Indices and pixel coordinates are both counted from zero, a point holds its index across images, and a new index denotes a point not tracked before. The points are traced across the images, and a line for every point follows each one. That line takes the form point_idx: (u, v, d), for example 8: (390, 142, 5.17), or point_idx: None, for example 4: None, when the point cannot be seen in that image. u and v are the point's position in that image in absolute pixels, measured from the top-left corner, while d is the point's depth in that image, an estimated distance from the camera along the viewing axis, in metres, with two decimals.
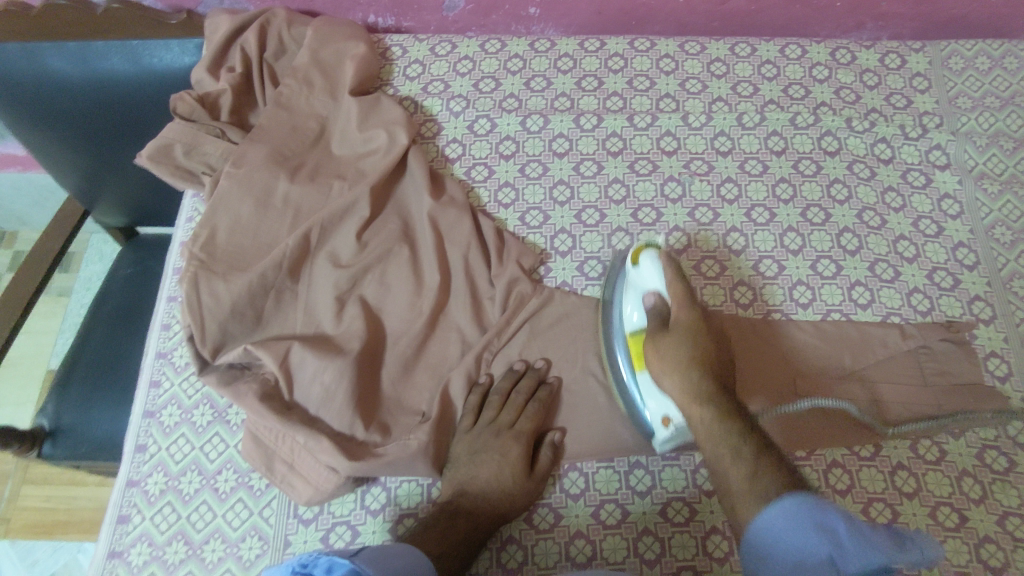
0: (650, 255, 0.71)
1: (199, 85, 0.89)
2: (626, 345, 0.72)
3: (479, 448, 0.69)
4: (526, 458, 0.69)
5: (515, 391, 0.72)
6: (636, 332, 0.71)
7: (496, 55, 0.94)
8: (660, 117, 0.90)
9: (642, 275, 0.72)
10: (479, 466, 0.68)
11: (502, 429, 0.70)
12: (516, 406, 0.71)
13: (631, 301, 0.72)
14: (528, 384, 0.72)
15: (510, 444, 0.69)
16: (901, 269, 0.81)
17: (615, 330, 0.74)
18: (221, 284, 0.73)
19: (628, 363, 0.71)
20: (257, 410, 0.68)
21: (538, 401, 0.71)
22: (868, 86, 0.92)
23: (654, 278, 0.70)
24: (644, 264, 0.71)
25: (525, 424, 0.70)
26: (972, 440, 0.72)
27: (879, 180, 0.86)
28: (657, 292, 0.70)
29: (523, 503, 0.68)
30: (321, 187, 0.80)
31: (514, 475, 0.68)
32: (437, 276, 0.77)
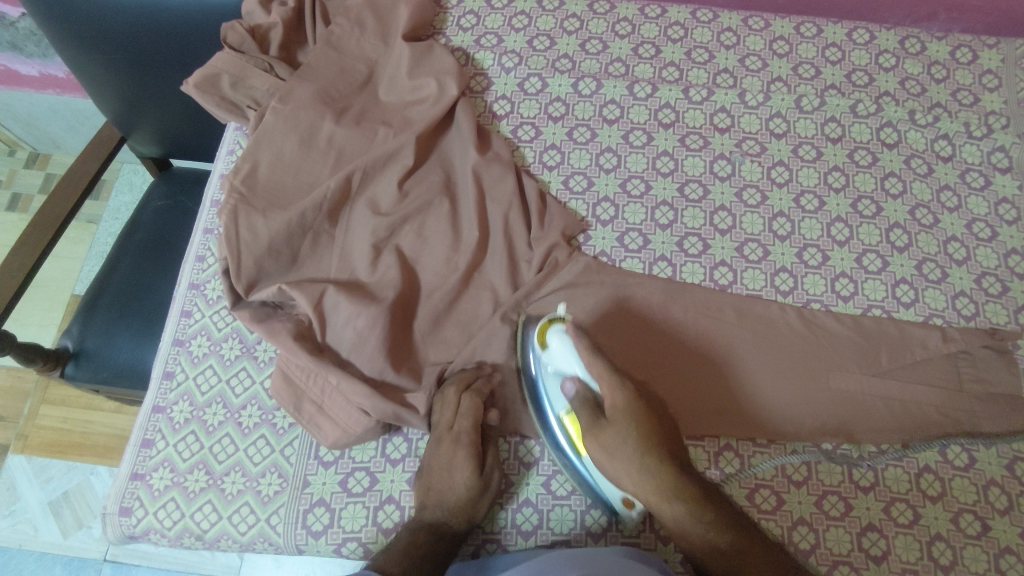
0: (558, 330, 0.69)
1: (249, 17, 0.87)
2: (562, 424, 0.68)
3: (430, 458, 0.66)
4: (473, 460, 0.65)
5: (446, 387, 0.68)
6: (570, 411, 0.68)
7: (553, 12, 0.92)
8: (717, 92, 0.87)
9: (554, 358, 0.68)
10: (432, 474, 0.66)
11: (442, 432, 0.66)
12: (453, 404, 0.67)
13: (551, 387, 0.69)
14: (463, 377, 0.69)
15: (455, 448, 0.65)
16: (949, 271, 0.79)
17: (542, 417, 0.69)
18: (260, 219, 0.72)
19: (569, 441, 0.68)
20: (289, 348, 0.68)
21: (472, 392, 0.68)
22: (935, 79, 0.89)
23: (566, 358, 0.67)
24: (554, 343, 0.68)
25: (463, 423, 0.66)
26: (1004, 451, 0.70)
27: (936, 178, 0.83)
28: (575, 373, 0.67)
29: (483, 505, 0.66)
30: (366, 131, 0.79)
31: (464, 480, 0.64)
32: (475, 233, 0.76)
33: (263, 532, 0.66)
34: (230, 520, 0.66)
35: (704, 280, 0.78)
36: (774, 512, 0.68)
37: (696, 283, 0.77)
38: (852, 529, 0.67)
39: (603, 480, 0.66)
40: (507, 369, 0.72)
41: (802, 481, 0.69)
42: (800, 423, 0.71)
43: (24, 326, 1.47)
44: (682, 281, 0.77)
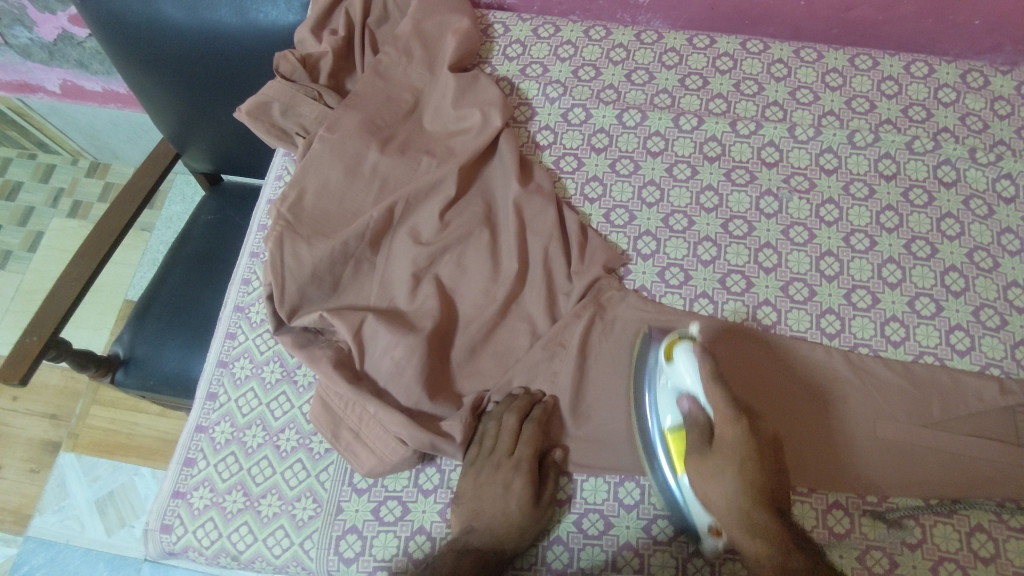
0: (685, 349, 0.67)
1: (302, 45, 0.89)
2: (666, 444, 0.67)
3: (482, 482, 0.66)
4: (531, 489, 0.66)
5: (506, 413, 0.69)
6: (676, 432, 0.66)
7: (599, 42, 0.91)
8: (765, 126, 0.85)
9: (677, 372, 0.67)
10: (482, 497, 0.66)
11: (501, 457, 0.67)
12: (512, 430, 0.68)
13: (665, 400, 0.67)
14: (522, 404, 0.70)
15: (512, 473, 0.66)
16: (1009, 318, 0.75)
17: (648, 429, 0.68)
18: (304, 246, 0.74)
19: (670, 463, 0.66)
20: (328, 375, 0.69)
21: (533, 421, 0.69)
22: (998, 116, 0.85)
23: (689, 376, 0.65)
24: (679, 360, 0.66)
25: (524, 450, 0.67)
26: None
27: (997, 220, 0.80)
28: (694, 395, 0.66)
29: (533, 534, 0.65)
30: (410, 161, 0.80)
31: (520, 506, 0.65)
32: (515, 264, 0.76)
33: (297, 556, 0.67)
34: (266, 543, 0.67)
35: (746, 319, 0.76)
36: None
37: (739, 323, 0.75)
38: None
39: (697, 508, 0.64)
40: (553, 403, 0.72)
41: (845, 534, 0.67)
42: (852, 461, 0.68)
43: (79, 329, 1.53)
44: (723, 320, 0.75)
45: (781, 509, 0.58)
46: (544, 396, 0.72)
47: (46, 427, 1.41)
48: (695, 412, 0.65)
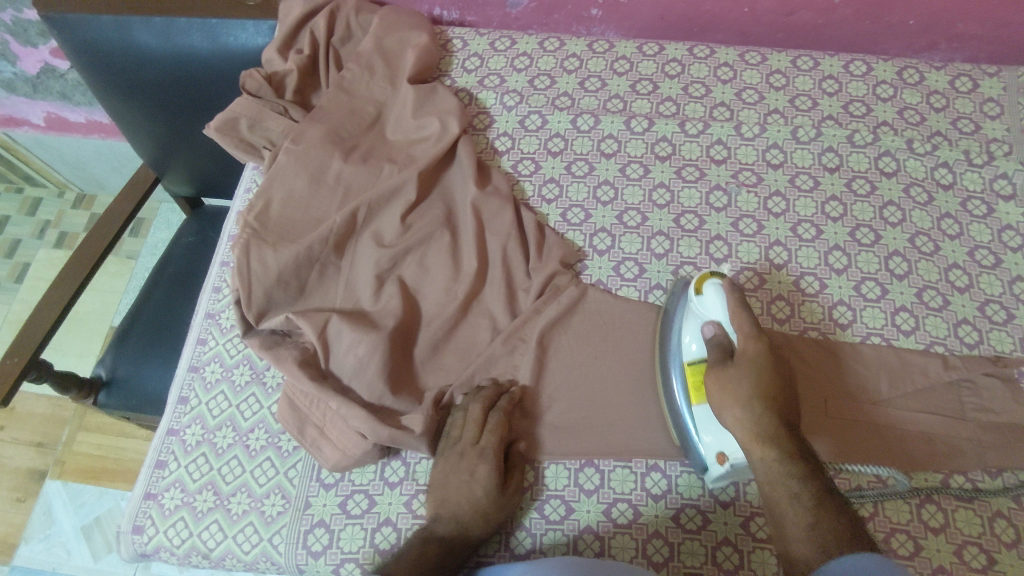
0: (715, 286, 0.70)
1: (269, 65, 0.94)
2: (683, 375, 0.70)
3: (450, 470, 0.68)
4: (498, 476, 0.67)
5: (472, 404, 0.71)
6: (696, 362, 0.69)
7: (554, 53, 0.96)
8: (712, 125, 0.89)
9: (705, 306, 0.70)
10: (447, 486, 0.67)
11: (467, 445, 0.68)
12: (477, 420, 0.70)
13: (692, 331, 0.71)
14: (488, 395, 0.71)
15: (477, 461, 0.67)
16: (951, 298, 0.78)
17: (671, 359, 0.72)
18: (270, 252, 0.77)
19: (683, 393, 0.69)
20: (293, 373, 0.71)
21: (499, 411, 0.70)
22: (935, 108, 0.90)
23: (716, 309, 0.69)
24: (708, 292, 0.70)
25: (489, 439, 0.68)
26: (1010, 481, 0.69)
27: (936, 206, 0.83)
28: (719, 324, 0.69)
29: (500, 520, 0.67)
30: (372, 169, 0.83)
31: (486, 493, 0.66)
32: (474, 263, 0.79)
33: (266, 552, 0.68)
34: (235, 540, 0.69)
35: None
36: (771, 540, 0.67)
37: None
38: None
39: (710, 435, 0.67)
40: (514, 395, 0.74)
41: None
42: (821, 381, 0.73)
43: (65, 356, 1.55)
44: None
45: (791, 424, 0.62)
46: (511, 388, 0.73)
47: (32, 455, 1.41)
48: (718, 336, 0.68)
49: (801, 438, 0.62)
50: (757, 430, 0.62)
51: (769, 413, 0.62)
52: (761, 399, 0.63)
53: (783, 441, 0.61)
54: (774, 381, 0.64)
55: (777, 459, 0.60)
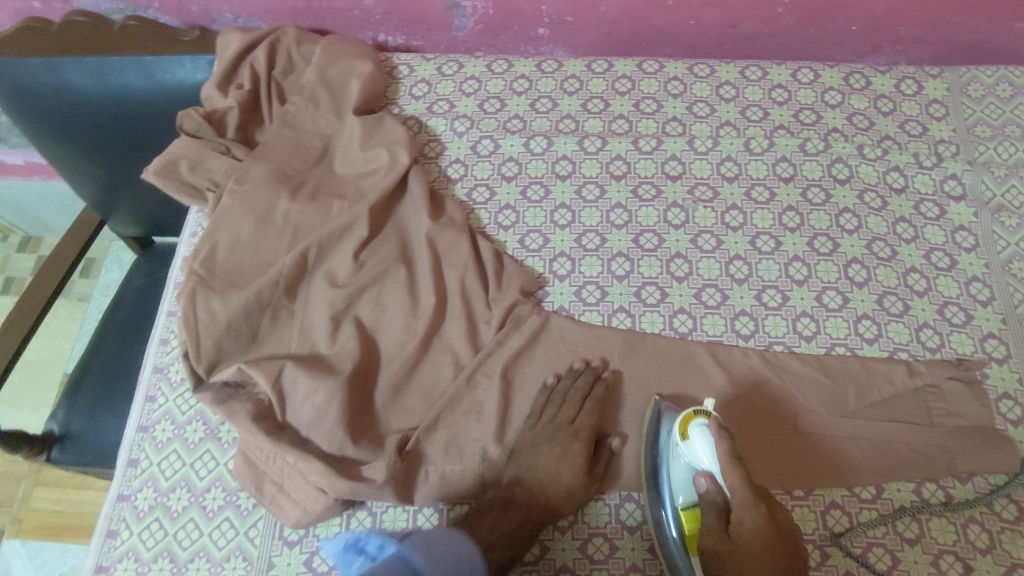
0: (703, 428, 0.63)
1: (209, 101, 0.91)
2: (679, 521, 0.65)
3: (540, 446, 0.69)
4: (586, 458, 0.69)
5: (573, 389, 0.72)
6: (691, 508, 0.65)
7: (502, 75, 0.94)
8: (666, 141, 0.88)
9: (694, 453, 0.63)
10: (535, 455, 0.69)
11: (563, 425, 0.70)
12: (578, 402, 0.71)
13: (680, 477, 0.65)
14: (587, 380, 0.73)
15: (571, 440, 0.69)
16: (911, 303, 0.78)
17: (661, 499, 0.66)
18: (217, 300, 0.73)
19: (681, 540, 0.64)
20: (248, 429, 0.68)
21: (595, 398, 0.72)
22: (882, 112, 0.90)
23: (707, 459, 0.62)
24: (694, 439, 0.63)
25: (584, 423, 0.70)
26: (980, 485, 0.69)
27: (890, 211, 0.84)
28: (711, 477, 0.62)
29: (580, 500, 0.68)
30: (321, 206, 0.80)
31: (572, 472, 0.68)
32: (432, 298, 0.77)
33: None
34: None
35: (663, 329, 0.78)
36: None
37: (656, 333, 0.77)
38: None
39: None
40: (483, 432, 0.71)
41: None
42: (777, 423, 0.72)
43: (17, 409, 1.48)
44: (641, 331, 0.77)
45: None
46: (606, 372, 0.75)
47: None
48: (712, 493, 0.62)
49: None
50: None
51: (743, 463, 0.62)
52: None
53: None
54: (777, 558, 0.59)
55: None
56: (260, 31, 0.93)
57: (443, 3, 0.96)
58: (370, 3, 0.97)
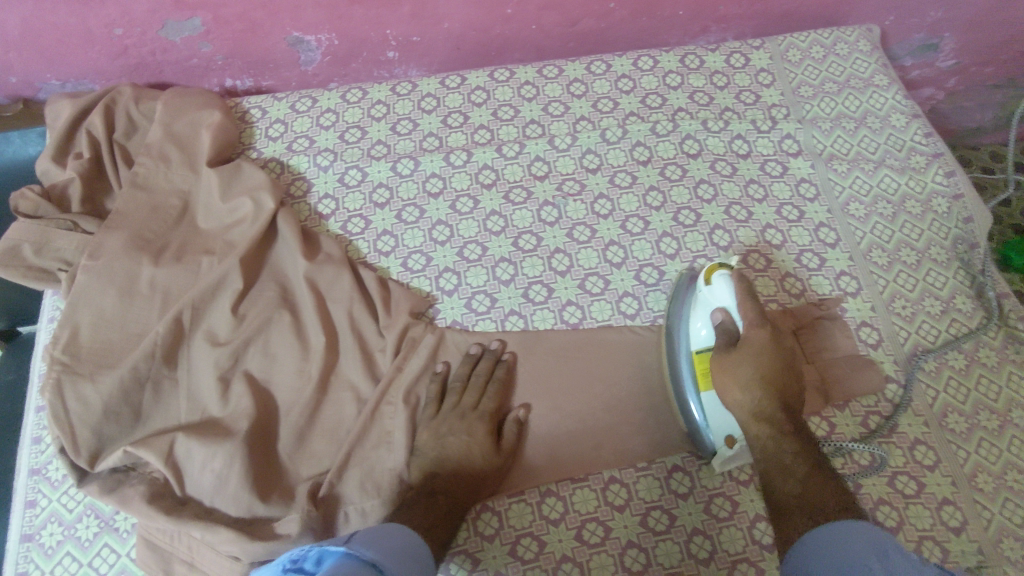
0: (725, 274, 0.73)
1: (47, 176, 0.85)
2: (691, 363, 0.72)
3: (445, 431, 0.71)
4: (492, 435, 0.71)
5: (475, 375, 0.74)
6: (704, 347, 0.72)
7: (358, 103, 0.94)
8: (527, 144, 0.91)
9: (715, 295, 0.73)
10: (445, 446, 0.70)
11: (466, 409, 0.72)
12: (477, 387, 0.74)
13: (701, 317, 0.73)
14: (485, 365, 0.75)
15: (476, 423, 0.71)
16: (771, 257, 0.85)
17: (680, 346, 0.74)
18: (88, 385, 0.69)
19: (692, 375, 0.72)
20: (145, 513, 0.64)
21: (497, 381, 0.74)
22: (719, 87, 0.97)
23: (726, 295, 0.72)
24: (717, 282, 0.73)
25: (487, 404, 0.73)
26: (856, 409, 0.76)
27: (740, 175, 0.90)
28: (727, 310, 0.72)
29: (492, 478, 0.70)
30: (188, 266, 0.77)
31: (482, 451, 0.70)
32: (322, 338, 0.75)
33: None
34: None
35: (555, 323, 0.80)
36: (669, 530, 0.69)
37: (549, 329, 0.79)
38: (742, 526, 0.69)
39: (714, 411, 0.70)
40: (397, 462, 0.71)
41: (687, 492, 0.71)
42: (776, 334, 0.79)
43: None
44: (534, 330, 0.79)
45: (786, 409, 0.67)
46: (504, 354, 0.77)
47: None
48: (726, 321, 0.71)
49: (790, 410, 0.67)
50: (755, 410, 0.67)
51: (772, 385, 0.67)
52: (760, 381, 0.67)
53: (773, 419, 0.66)
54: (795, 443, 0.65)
55: (761, 440, 0.66)
56: (93, 96, 0.88)
57: (285, 41, 0.95)
58: (209, 51, 0.94)
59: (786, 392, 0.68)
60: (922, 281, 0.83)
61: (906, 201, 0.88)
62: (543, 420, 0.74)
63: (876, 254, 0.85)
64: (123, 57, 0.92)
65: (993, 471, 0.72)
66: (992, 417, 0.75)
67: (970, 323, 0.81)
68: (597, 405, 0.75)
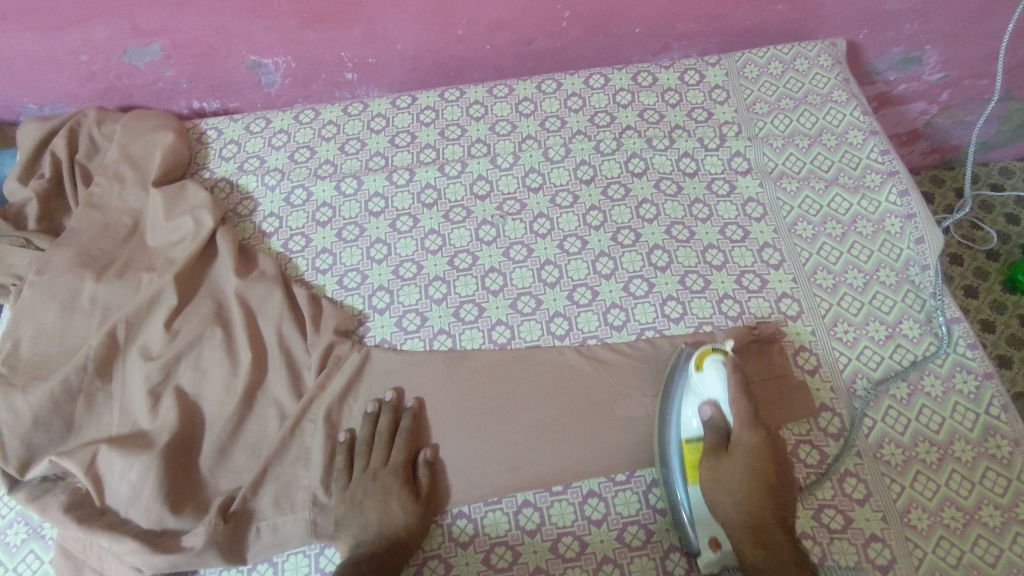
0: (717, 362, 0.69)
1: (12, 196, 0.90)
2: (680, 454, 0.69)
3: (361, 498, 0.68)
4: (408, 486, 0.69)
5: (378, 432, 0.73)
6: (694, 440, 0.69)
7: (310, 124, 0.96)
8: (470, 163, 0.92)
9: (705, 384, 0.69)
10: (364, 510, 0.67)
11: (376, 468, 0.70)
12: (383, 443, 0.72)
13: (691, 406, 0.70)
14: (387, 419, 0.73)
15: (389, 479, 0.69)
16: (710, 278, 0.82)
17: (668, 435, 0.70)
18: (20, 396, 0.73)
19: (681, 473, 0.68)
20: (60, 521, 0.67)
21: (404, 430, 0.72)
22: (670, 104, 0.96)
23: (717, 387, 0.68)
24: (710, 371, 0.69)
25: (397, 456, 0.71)
26: (787, 437, 0.73)
27: (685, 195, 0.89)
28: (717, 403, 0.68)
29: (422, 529, 0.67)
30: (129, 282, 0.80)
31: (402, 506, 0.67)
32: (250, 353, 0.77)
33: None
34: None
35: (484, 342, 0.80)
36: (579, 558, 0.68)
37: (477, 348, 0.79)
38: (655, 556, 0.67)
39: (702, 517, 0.66)
40: (311, 479, 0.71)
41: (601, 519, 0.70)
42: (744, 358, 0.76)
43: None
44: (461, 350, 0.79)
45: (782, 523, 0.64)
46: (409, 403, 0.76)
47: None
48: (717, 418, 0.68)
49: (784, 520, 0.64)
50: (749, 510, 0.64)
51: (759, 491, 0.65)
52: (754, 498, 0.64)
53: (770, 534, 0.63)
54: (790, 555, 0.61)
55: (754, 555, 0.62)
56: (59, 118, 0.93)
57: (243, 64, 0.98)
58: (172, 74, 0.98)
59: (776, 491, 0.66)
60: (867, 304, 0.80)
61: (857, 221, 0.86)
62: (461, 457, 0.73)
63: (822, 276, 0.82)
64: (92, 82, 0.97)
65: (929, 507, 0.68)
66: (932, 450, 0.71)
67: (916, 350, 0.77)
68: (523, 425, 0.74)
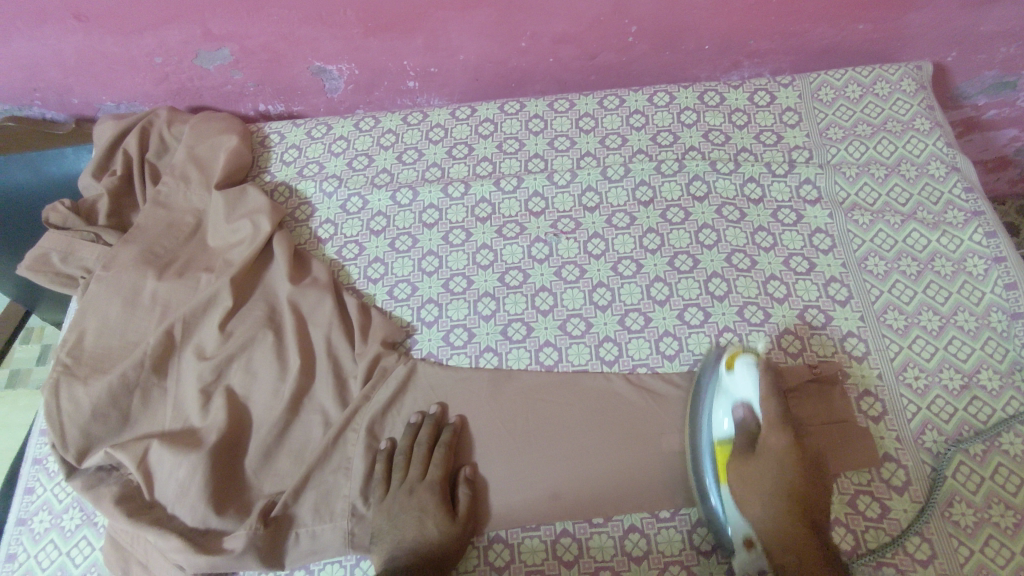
0: (747, 362, 0.69)
1: (86, 191, 0.94)
2: (713, 454, 0.68)
3: (397, 512, 0.68)
4: (444, 505, 0.68)
5: (417, 444, 0.72)
6: (725, 441, 0.68)
7: (369, 132, 0.97)
8: (526, 178, 0.90)
9: (736, 383, 0.69)
10: (400, 527, 0.67)
11: (413, 483, 0.70)
12: (422, 458, 0.71)
13: (721, 406, 0.70)
14: (427, 432, 0.73)
15: (426, 495, 0.68)
16: (772, 310, 0.79)
17: (700, 438, 0.69)
18: (81, 387, 0.75)
19: (715, 472, 0.67)
20: (110, 513, 0.69)
21: (443, 445, 0.72)
22: (737, 126, 0.93)
23: (749, 387, 0.69)
24: (740, 371, 0.69)
25: (434, 472, 0.70)
26: (845, 486, 0.68)
27: (749, 222, 0.85)
28: (749, 404, 0.69)
29: (458, 550, 0.66)
30: (188, 282, 0.82)
31: (437, 524, 0.67)
32: (298, 359, 0.78)
33: None
34: None
35: (530, 363, 0.78)
36: None
37: (523, 368, 0.78)
38: None
39: (735, 513, 0.65)
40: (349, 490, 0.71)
41: (642, 556, 0.67)
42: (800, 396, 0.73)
43: None
44: (507, 369, 0.78)
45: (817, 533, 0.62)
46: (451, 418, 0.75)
47: None
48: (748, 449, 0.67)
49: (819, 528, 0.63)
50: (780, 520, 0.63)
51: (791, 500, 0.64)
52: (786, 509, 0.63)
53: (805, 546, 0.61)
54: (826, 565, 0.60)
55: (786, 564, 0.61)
56: (134, 117, 0.97)
57: (309, 70, 0.99)
58: (240, 78, 1.00)
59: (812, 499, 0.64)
60: (942, 349, 0.75)
61: (935, 259, 0.80)
62: (501, 480, 0.71)
63: (892, 316, 0.77)
64: (165, 83, 1.00)
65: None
66: (1007, 513, 0.66)
67: (994, 404, 0.72)
68: (565, 451, 0.72)
